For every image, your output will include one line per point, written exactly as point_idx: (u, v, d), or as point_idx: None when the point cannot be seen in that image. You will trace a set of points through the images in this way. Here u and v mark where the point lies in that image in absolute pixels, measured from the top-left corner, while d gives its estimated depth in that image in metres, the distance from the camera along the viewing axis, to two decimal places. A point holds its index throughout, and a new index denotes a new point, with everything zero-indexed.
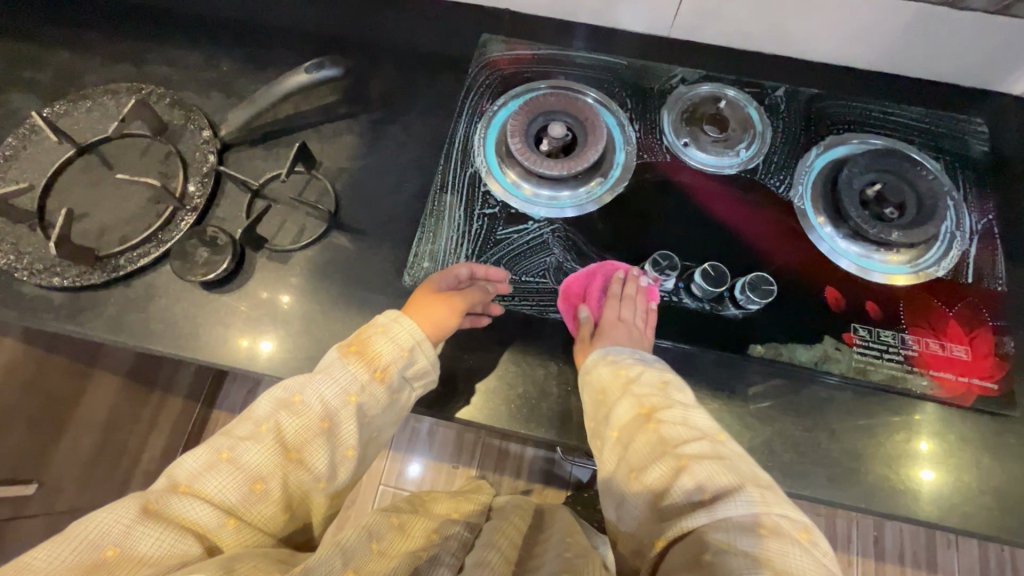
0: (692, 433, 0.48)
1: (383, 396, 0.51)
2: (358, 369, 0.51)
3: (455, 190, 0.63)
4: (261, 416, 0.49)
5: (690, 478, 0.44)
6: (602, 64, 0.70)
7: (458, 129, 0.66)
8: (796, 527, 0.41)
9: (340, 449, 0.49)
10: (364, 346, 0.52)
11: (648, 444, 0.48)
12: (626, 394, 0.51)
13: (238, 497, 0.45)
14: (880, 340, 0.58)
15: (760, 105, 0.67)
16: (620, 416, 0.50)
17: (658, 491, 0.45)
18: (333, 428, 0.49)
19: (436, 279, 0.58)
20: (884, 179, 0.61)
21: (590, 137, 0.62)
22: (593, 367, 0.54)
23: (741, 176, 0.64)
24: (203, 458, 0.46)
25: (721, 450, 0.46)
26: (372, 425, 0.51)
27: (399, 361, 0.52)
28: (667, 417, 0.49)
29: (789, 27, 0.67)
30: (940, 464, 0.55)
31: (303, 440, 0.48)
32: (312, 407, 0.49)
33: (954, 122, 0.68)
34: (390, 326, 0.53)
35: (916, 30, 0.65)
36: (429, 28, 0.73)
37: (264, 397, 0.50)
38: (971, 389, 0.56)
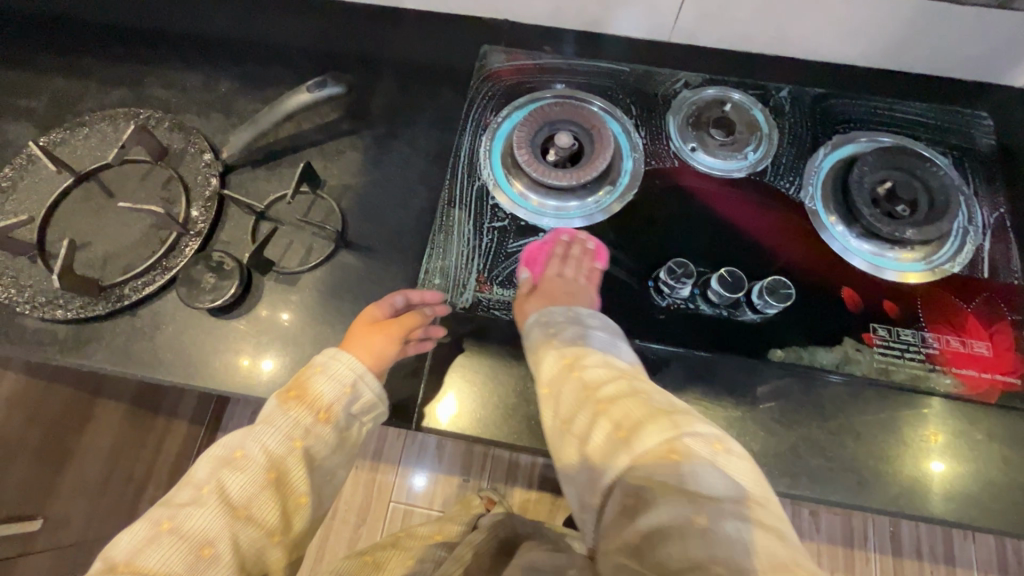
0: (611, 373, 0.47)
1: (331, 436, 0.50)
2: (300, 412, 0.49)
3: (463, 204, 0.62)
4: (201, 479, 0.47)
5: (609, 419, 0.43)
6: (605, 71, 0.69)
7: (463, 142, 0.65)
8: (709, 442, 0.40)
9: (290, 496, 0.48)
10: (303, 388, 0.50)
11: (572, 393, 0.47)
12: (552, 349, 0.51)
13: (185, 566, 0.43)
14: (900, 339, 0.56)
15: (764, 107, 0.66)
16: (545, 371, 0.50)
17: (583, 439, 0.44)
18: (280, 476, 0.47)
19: (371, 307, 0.56)
20: (895, 175, 0.60)
21: (597, 145, 0.61)
22: (528, 332, 0.54)
23: (751, 179, 0.63)
24: (144, 531, 0.44)
25: (637, 384, 0.46)
26: (325, 466, 0.50)
27: (342, 398, 0.50)
28: (589, 363, 0.48)
29: (791, 27, 0.66)
30: (949, 454, 0.53)
31: (248, 494, 0.46)
32: (255, 459, 0.47)
33: (962, 116, 0.66)
34: (328, 364, 0.51)
35: (916, 27, 0.64)
36: (428, 41, 0.72)
37: (202, 458, 0.48)
38: (995, 385, 0.54)
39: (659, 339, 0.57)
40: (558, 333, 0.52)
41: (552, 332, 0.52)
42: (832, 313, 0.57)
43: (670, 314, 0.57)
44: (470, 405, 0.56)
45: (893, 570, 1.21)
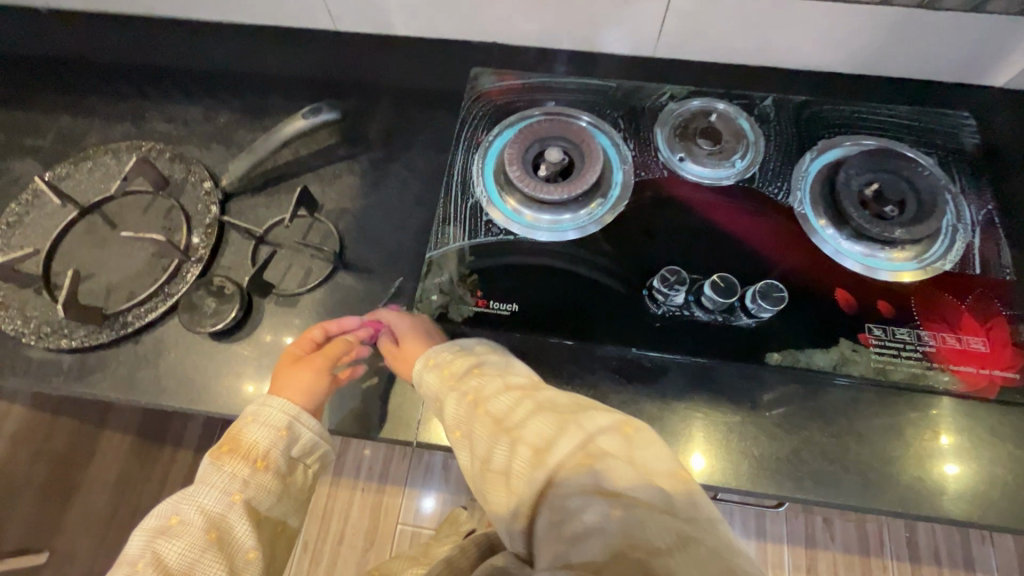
0: (510, 393, 0.46)
1: (275, 483, 0.50)
2: (235, 465, 0.49)
3: (458, 220, 0.63)
4: (133, 556, 0.45)
5: (525, 445, 0.42)
6: (593, 88, 0.70)
7: (456, 161, 0.66)
8: (612, 430, 0.41)
9: (237, 556, 0.47)
10: (234, 441, 0.50)
11: (481, 430, 0.45)
12: (453, 386, 0.49)
13: None
14: (896, 338, 0.56)
15: (750, 116, 0.67)
16: (451, 412, 0.48)
17: (504, 470, 0.42)
18: (222, 535, 0.47)
19: (292, 347, 0.56)
20: (878, 176, 0.61)
21: (585, 159, 0.63)
22: (420, 380, 0.51)
23: (740, 186, 0.64)
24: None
25: (541, 397, 0.45)
26: (271, 516, 0.49)
27: (280, 443, 0.50)
28: (489, 391, 0.47)
29: (773, 38, 0.68)
30: (963, 457, 0.53)
31: (190, 560, 0.45)
32: (192, 522, 0.46)
33: (944, 116, 0.67)
34: (258, 412, 0.51)
35: (894, 31, 0.65)
36: (421, 66, 0.74)
37: (132, 535, 0.47)
38: (994, 380, 0.54)
39: (656, 347, 0.57)
40: (450, 366, 0.50)
41: (448, 369, 0.50)
42: (828, 315, 0.57)
43: (666, 322, 0.58)
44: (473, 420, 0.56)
45: None
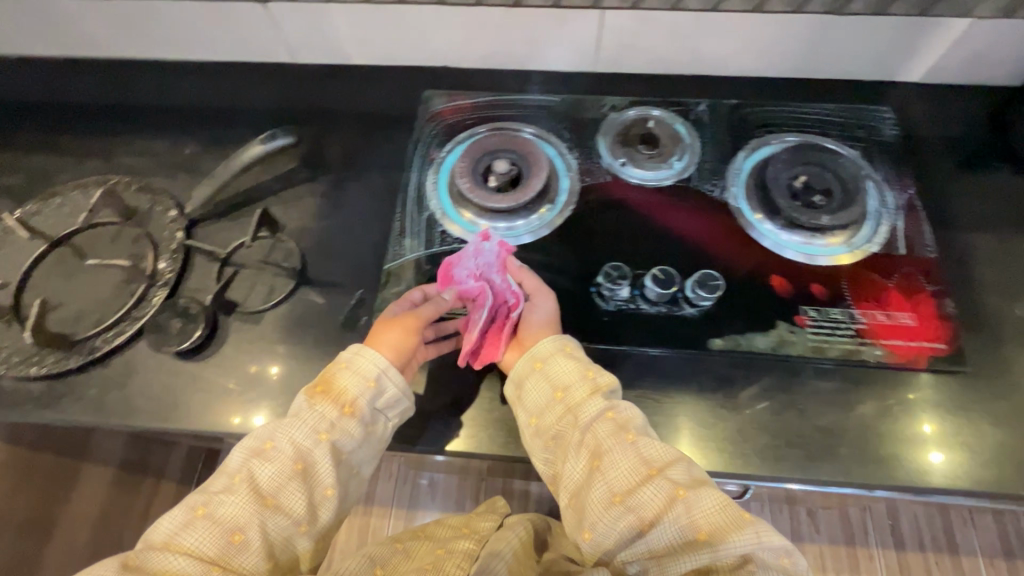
0: (667, 451, 0.51)
1: (356, 431, 0.54)
2: (326, 406, 0.54)
3: (414, 233, 0.66)
4: (234, 467, 0.52)
5: (681, 507, 0.47)
6: (538, 104, 0.75)
7: (411, 178, 0.70)
8: (779, 554, 0.46)
9: (315, 491, 0.52)
10: (329, 382, 0.55)
11: (625, 459, 0.50)
12: (595, 400, 0.54)
13: (218, 548, 0.49)
14: (830, 318, 0.59)
15: (685, 121, 0.72)
16: (589, 425, 0.53)
17: (648, 516, 0.48)
18: (305, 469, 0.52)
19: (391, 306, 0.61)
20: (804, 169, 0.65)
21: (532, 169, 0.67)
22: (551, 360, 0.56)
23: (679, 185, 0.68)
24: (181, 515, 0.50)
25: (697, 472, 0.50)
26: (350, 459, 0.55)
27: (366, 393, 0.55)
28: (639, 431, 0.52)
29: (701, 48, 0.73)
30: (948, 446, 0.54)
31: (275, 486, 0.51)
32: (284, 451, 0.52)
33: (864, 112, 0.72)
34: (353, 360, 0.56)
35: (810, 36, 0.70)
36: (377, 92, 0.78)
37: (235, 449, 0.53)
38: (923, 351, 0.57)
39: (604, 341, 0.60)
40: (598, 388, 0.54)
41: (599, 383, 0.55)
42: (764, 300, 0.61)
43: (614, 316, 0.61)
44: (435, 417, 0.59)
45: (898, 566, 1.20)
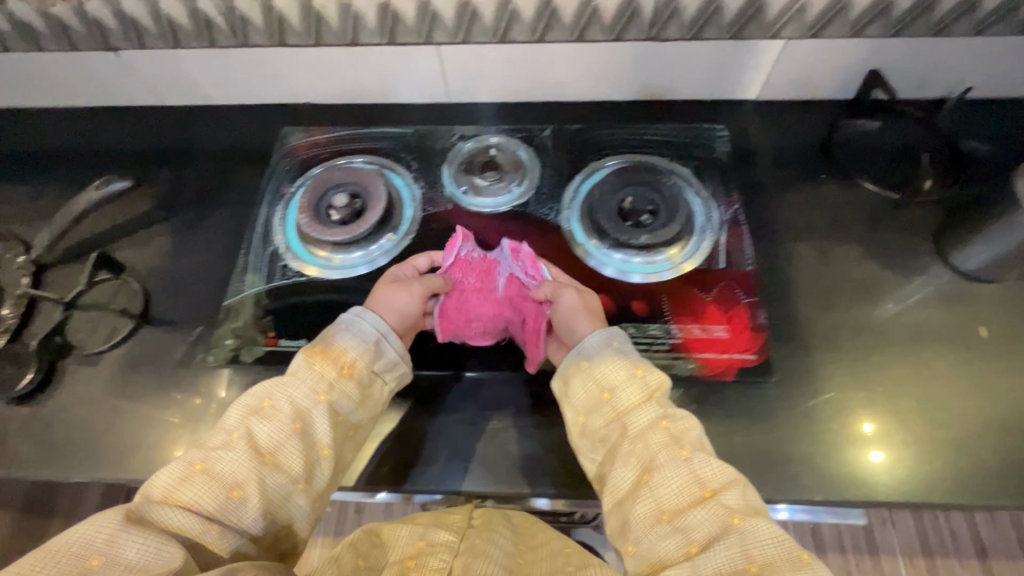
0: (725, 470, 0.49)
1: (355, 391, 0.55)
2: (324, 366, 0.55)
3: (256, 268, 0.68)
4: (231, 425, 0.52)
5: (734, 537, 0.45)
6: (390, 135, 0.77)
7: (260, 214, 0.71)
8: None
9: (313, 449, 0.53)
10: (329, 342, 0.57)
11: (677, 476, 0.49)
12: (648, 407, 0.52)
13: (216, 504, 0.48)
14: (647, 335, 0.61)
15: (529, 146, 0.74)
16: (639, 434, 0.51)
17: (700, 539, 0.46)
18: (305, 428, 0.53)
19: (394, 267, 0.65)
20: (632, 190, 0.68)
21: (372, 201, 0.69)
22: (601, 356, 0.55)
23: (516, 210, 0.70)
24: (178, 470, 0.49)
25: (755, 499, 0.48)
26: (346, 421, 0.55)
27: (366, 356, 0.57)
28: (695, 446, 0.50)
29: (541, 76, 0.75)
30: (886, 444, 0.56)
31: (275, 442, 0.51)
32: (282, 409, 0.52)
33: (699, 131, 0.74)
34: (353, 322, 0.58)
35: (640, 61, 0.72)
36: (239, 129, 0.81)
37: (233, 407, 0.53)
38: (732, 364, 0.59)
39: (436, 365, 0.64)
40: (648, 393, 0.53)
41: (652, 389, 0.53)
42: None
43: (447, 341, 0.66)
44: None
45: None
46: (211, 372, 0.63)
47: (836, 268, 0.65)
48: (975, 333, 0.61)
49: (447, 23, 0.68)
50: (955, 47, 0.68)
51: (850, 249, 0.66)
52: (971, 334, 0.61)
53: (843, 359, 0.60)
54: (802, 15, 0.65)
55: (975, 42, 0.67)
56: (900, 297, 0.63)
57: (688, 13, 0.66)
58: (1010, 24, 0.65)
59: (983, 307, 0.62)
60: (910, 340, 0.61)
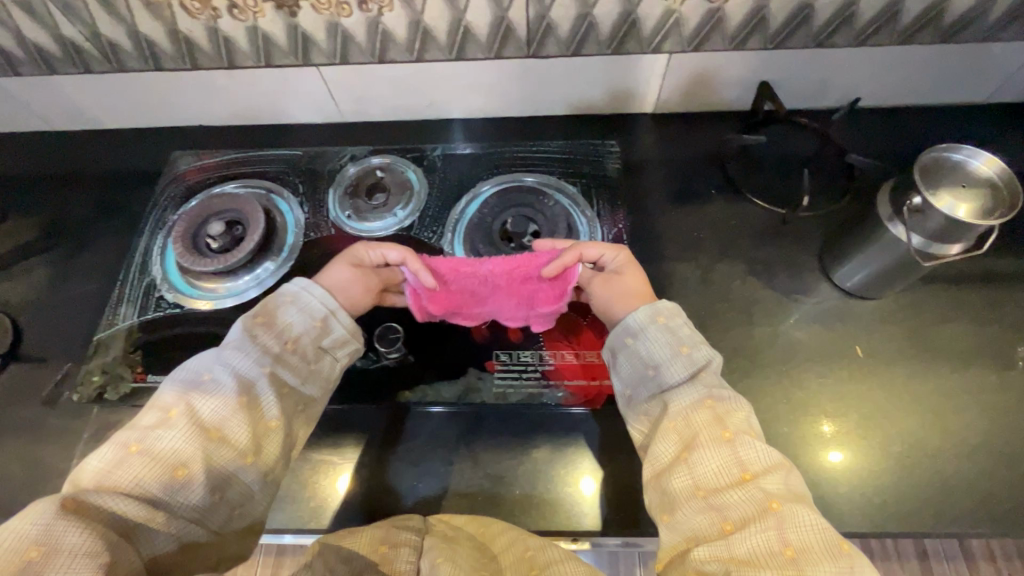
0: (770, 455, 0.44)
1: (301, 366, 0.52)
2: (266, 339, 0.52)
3: (130, 300, 0.66)
4: (167, 403, 0.47)
5: (773, 519, 0.39)
6: (279, 158, 0.75)
7: (140, 243, 0.70)
8: None
9: (261, 422, 0.48)
10: (271, 316, 0.53)
11: (717, 455, 0.43)
12: (692, 386, 0.48)
13: (159, 487, 0.43)
14: (520, 361, 0.60)
15: (418, 167, 0.73)
16: (682, 412, 0.47)
17: (736, 521, 0.41)
18: (252, 401, 0.48)
19: (357, 248, 0.59)
20: (516, 212, 0.67)
21: (250, 226, 0.67)
22: (646, 328, 0.52)
23: (398, 234, 0.69)
24: (111, 453, 0.43)
25: (797, 487, 0.43)
26: (294, 395, 0.51)
27: (311, 331, 0.53)
28: (741, 428, 0.45)
29: (430, 95, 0.73)
30: (849, 443, 0.55)
31: (220, 417, 0.46)
32: (223, 383, 0.48)
33: (590, 147, 0.73)
34: (299, 295, 0.54)
35: (527, 79, 0.71)
36: (127, 154, 0.79)
37: (167, 384, 0.48)
38: (603, 390, 0.59)
39: None
40: (692, 372, 0.49)
41: (697, 367, 0.49)
42: (458, 348, 0.62)
43: None
44: None
45: None
46: (76, 409, 0.61)
47: (716, 288, 0.64)
48: (851, 351, 0.59)
49: (322, 44, 0.67)
50: (840, 57, 0.67)
51: (731, 267, 0.65)
52: (847, 353, 0.59)
53: None
54: (678, 29, 0.64)
55: (858, 52, 0.66)
56: (780, 317, 0.62)
57: (562, 29, 0.64)
58: (889, 34, 0.64)
59: (861, 324, 0.61)
60: (785, 360, 0.59)
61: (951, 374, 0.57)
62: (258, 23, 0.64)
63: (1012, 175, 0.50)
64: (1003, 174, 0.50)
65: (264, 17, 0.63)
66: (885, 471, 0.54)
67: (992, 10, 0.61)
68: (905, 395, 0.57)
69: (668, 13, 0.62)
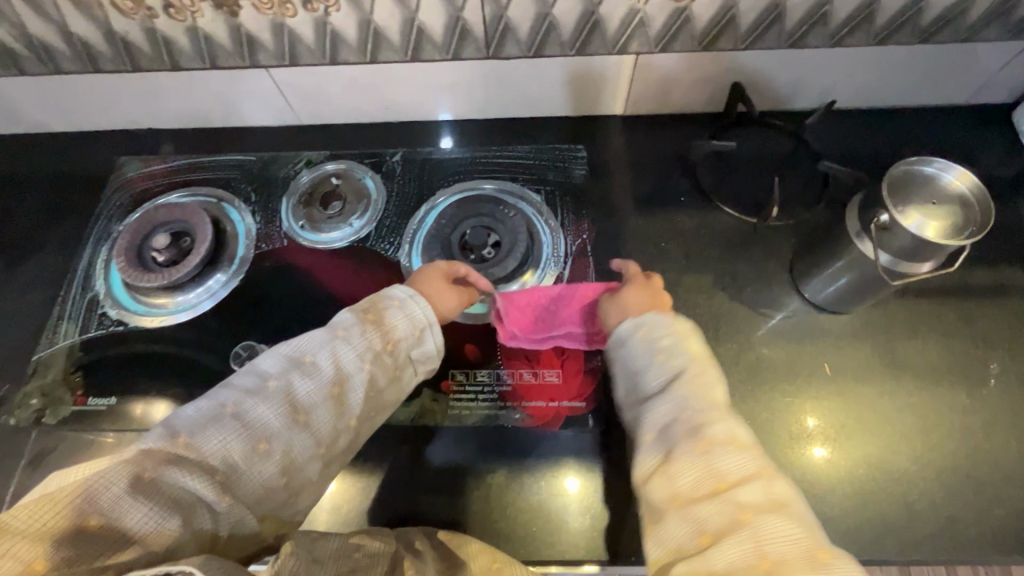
0: (747, 465, 0.40)
1: (389, 369, 0.49)
2: (372, 335, 0.49)
3: (72, 317, 0.63)
4: (267, 371, 0.45)
5: (745, 532, 0.36)
6: (231, 163, 0.72)
7: (83, 256, 0.67)
8: None
9: (343, 417, 0.46)
10: (380, 315, 0.50)
11: (690, 466, 0.40)
12: (667, 396, 0.45)
13: (239, 456, 0.41)
14: (476, 381, 0.58)
15: (376, 173, 0.70)
16: (660, 425, 0.44)
17: (711, 535, 0.37)
18: (342, 394, 0.46)
19: (440, 265, 0.58)
20: (475, 222, 0.64)
21: (198, 238, 0.64)
22: (625, 342, 0.49)
23: (353, 246, 0.66)
24: (208, 408, 0.42)
25: (779, 491, 0.39)
26: (377, 396, 0.49)
27: (408, 338, 0.51)
28: (719, 437, 0.41)
29: (389, 97, 0.70)
30: (832, 440, 0.54)
31: (312, 400, 0.45)
32: (324, 367, 0.46)
33: (556, 153, 0.70)
34: (405, 301, 0.52)
35: (489, 80, 0.67)
36: (72, 158, 0.75)
37: (271, 353, 0.46)
38: (561, 412, 0.57)
39: None
40: (671, 381, 0.45)
41: (672, 373, 0.46)
42: None
43: None
44: None
45: None
46: (10, 434, 0.58)
47: (681, 302, 0.61)
48: (820, 368, 0.57)
49: (268, 46, 0.63)
50: (815, 59, 0.63)
51: (699, 279, 0.62)
52: (815, 371, 0.57)
53: None
54: (644, 29, 0.61)
55: (834, 53, 0.63)
56: (749, 332, 0.59)
57: (522, 30, 0.61)
58: (865, 34, 0.61)
59: (831, 340, 0.59)
60: (749, 378, 0.57)
61: (920, 393, 0.56)
62: (197, 23, 0.60)
63: (985, 189, 0.47)
64: (976, 188, 0.48)
65: (203, 16, 0.60)
66: (849, 495, 0.52)
67: (971, 9, 0.59)
68: (873, 416, 0.55)
69: (633, 12, 0.59)
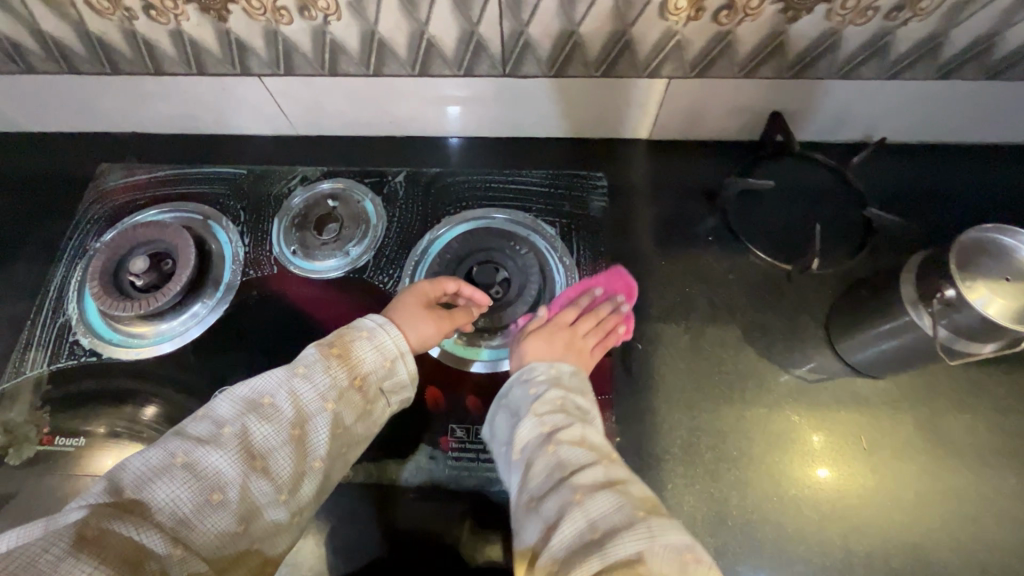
0: (589, 456, 0.39)
1: (358, 409, 0.44)
2: (338, 371, 0.44)
3: (41, 344, 0.58)
4: (222, 416, 0.40)
5: (578, 510, 0.36)
6: (220, 177, 0.66)
7: (56, 275, 0.61)
8: (680, 554, 0.32)
9: (306, 460, 0.41)
10: (346, 348, 0.46)
11: (541, 464, 0.40)
12: (534, 416, 0.43)
13: (190, 508, 0.36)
14: (478, 440, 0.53)
15: (376, 196, 0.64)
16: (523, 444, 0.42)
17: (552, 524, 0.36)
18: (304, 436, 0.41)
19: (423, 286, 0.53)
20: (483, 258, 0.59)
21: (179, 263, 0.58)
22: (513, 386, 0.48)
23: (349, 277, 0.60)
24: (156, 459, 0.37)
25: (618, 473, 0.38)
26: (347, 435, 0.44)
27: (378, 371, 0.46)
28: (569, 439, 0.41)
29: (393, 112, 0.64)
30: (830, 458, 0.51)
31: (272, 442, 0.40)
32: (284, 410, 0.41)
33: (574, 181, 0.64)
34: (376, 331, 0.47)
35: (503, 98, 0.61)
36: (50, 162, 0.69)
37: (225, 396, 0.41)
38: None
39: None
40: (537, 400, 0.45)
41: (547, 396, 0.45)
42: (409, 418, 0.54)
43: None
44: None
45: None
46: None
47: (705, 358, 0.56)
48: (854, 440, 0.52)
49: (261, 54, 0.57)
50: (866, 91, 0.57)
51: (725, 332, 0.57)
52: (851, 446, 0.52)
53: (698, 474, 0.51)
54: (680, 52, 0.54)
55: (889, 87, 0.56)
56: (779, 393, 0.54)
57: (543, 48, 0.55)
58: (926, 69, 0.55)
59: (868, 409, 0.53)
60: (778, 450, 0.52)
61: (966, 477, 0.50)
62: (182, 27, 0.54)
63: None
64: None
65: (188, 20, 0.53)
66: None
67: None
68: (914, 501, 0.50)
69: (669, 34, 0.53)
